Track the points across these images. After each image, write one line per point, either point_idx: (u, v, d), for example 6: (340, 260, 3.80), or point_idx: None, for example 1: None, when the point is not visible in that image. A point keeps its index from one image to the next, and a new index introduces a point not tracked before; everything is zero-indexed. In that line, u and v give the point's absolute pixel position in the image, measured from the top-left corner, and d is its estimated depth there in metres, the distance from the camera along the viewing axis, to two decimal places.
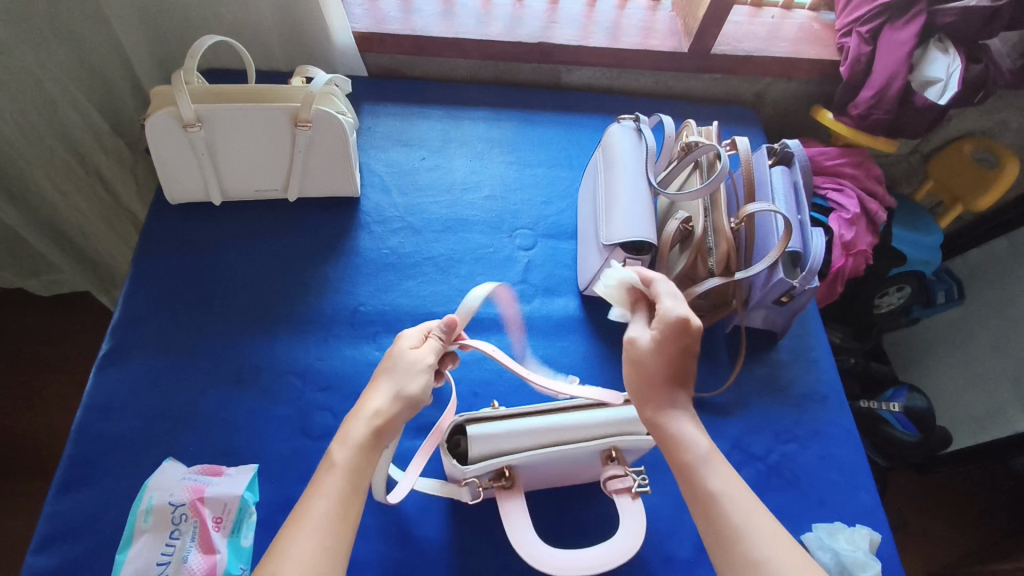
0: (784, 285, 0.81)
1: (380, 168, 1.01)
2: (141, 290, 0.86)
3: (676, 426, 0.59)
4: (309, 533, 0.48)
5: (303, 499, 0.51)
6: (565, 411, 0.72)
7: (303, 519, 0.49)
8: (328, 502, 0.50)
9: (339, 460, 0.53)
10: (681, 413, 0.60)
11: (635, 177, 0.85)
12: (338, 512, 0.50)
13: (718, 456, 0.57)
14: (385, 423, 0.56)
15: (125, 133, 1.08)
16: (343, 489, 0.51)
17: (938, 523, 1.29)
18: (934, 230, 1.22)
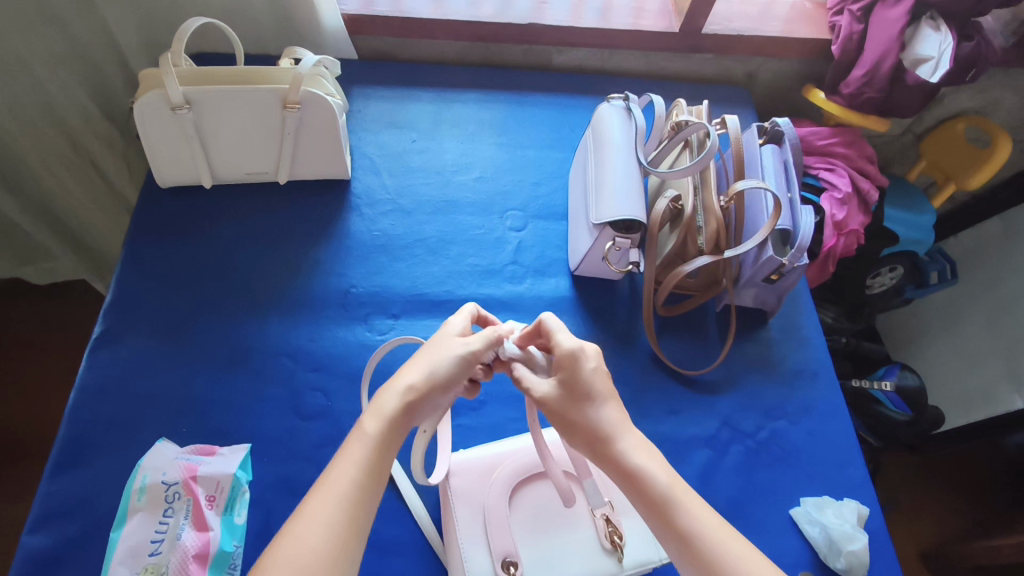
0: (774, 263, 0.81)
1: (370, 151, 1.01)
2: (132, 274, 0.86)
3: (633, 461, 0.55)
4: (336, 499, 0.49)
5: (330, 462, 0.52)
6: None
7: (329, 483, 0.50)
8: (354, 469, 0.51)
9: (369, 429, 0.53)
10: (632, 444, 0.56)
11: (625, 156, 0.85)
12: (363, 480, 0.50)
13: (680, 485, 0.54)
14: (416, 399, 0.55)
15: (116, 117, 1.07)
16: (369, 457, 0.52)
17: (930, 502, 1.30)
18: (926, 210, 1.22)
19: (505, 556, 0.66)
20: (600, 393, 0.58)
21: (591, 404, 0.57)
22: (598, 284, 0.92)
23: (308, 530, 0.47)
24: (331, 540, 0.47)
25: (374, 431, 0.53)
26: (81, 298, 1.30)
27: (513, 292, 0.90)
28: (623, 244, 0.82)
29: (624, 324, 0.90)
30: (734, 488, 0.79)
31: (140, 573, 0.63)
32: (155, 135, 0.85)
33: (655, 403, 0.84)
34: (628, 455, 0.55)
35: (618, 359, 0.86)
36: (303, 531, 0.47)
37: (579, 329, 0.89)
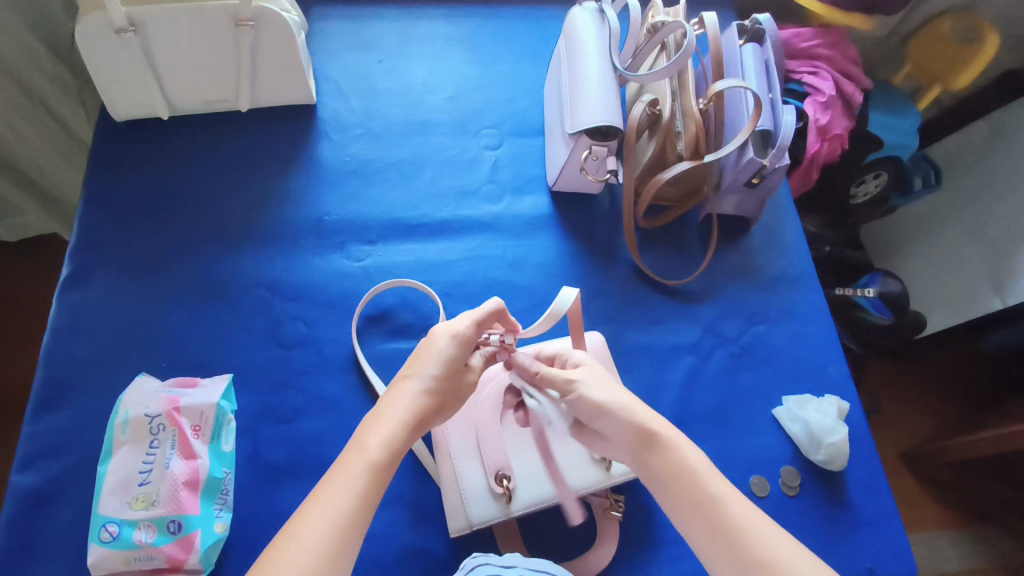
0: (754, 165, 0.80)
1: (334, 74, 0.96)
2: (95, 213, 0.83)
3: (678, 450, 0.54)
4: (330, 524, 0.46)
5: (326, 482, 0.49)
6: (580, 486, 0.67)
7: (325, 507, 0.47)
8: (352, 497, 0.48)
9: (372, 452, 0.51)
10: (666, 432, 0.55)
11: (600, 62, 0.82)
12: (358, 510, 0.48)
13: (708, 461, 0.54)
14: (422, 420, 0.55)
15: (65, 56, 0.99)
16: (368, 485, 0.49)
17: (912, 405, 1.33)
18: (911, 113, 1.20)
19: (498, 469, 0.66)
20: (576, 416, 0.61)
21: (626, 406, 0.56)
22: (578, 199, 0.91)
23: (300, 559, 0.44)
24: (323, 566, 0.44)
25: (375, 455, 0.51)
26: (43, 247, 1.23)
27: (492, 212, 0.88)
28: (599, 152, 0.80)
29: (606, 238, 0.88)
30: (718, 392, 0.80)
31: (131, 503, 0.63)
32: (103, 64, 0.79)
33: (638, 315, 0.84)
34: (672, 445, 0.54)
35: (600, 274, 0.86)
36: (294, 559, 0.44)
37: (559, 245, 0.87)
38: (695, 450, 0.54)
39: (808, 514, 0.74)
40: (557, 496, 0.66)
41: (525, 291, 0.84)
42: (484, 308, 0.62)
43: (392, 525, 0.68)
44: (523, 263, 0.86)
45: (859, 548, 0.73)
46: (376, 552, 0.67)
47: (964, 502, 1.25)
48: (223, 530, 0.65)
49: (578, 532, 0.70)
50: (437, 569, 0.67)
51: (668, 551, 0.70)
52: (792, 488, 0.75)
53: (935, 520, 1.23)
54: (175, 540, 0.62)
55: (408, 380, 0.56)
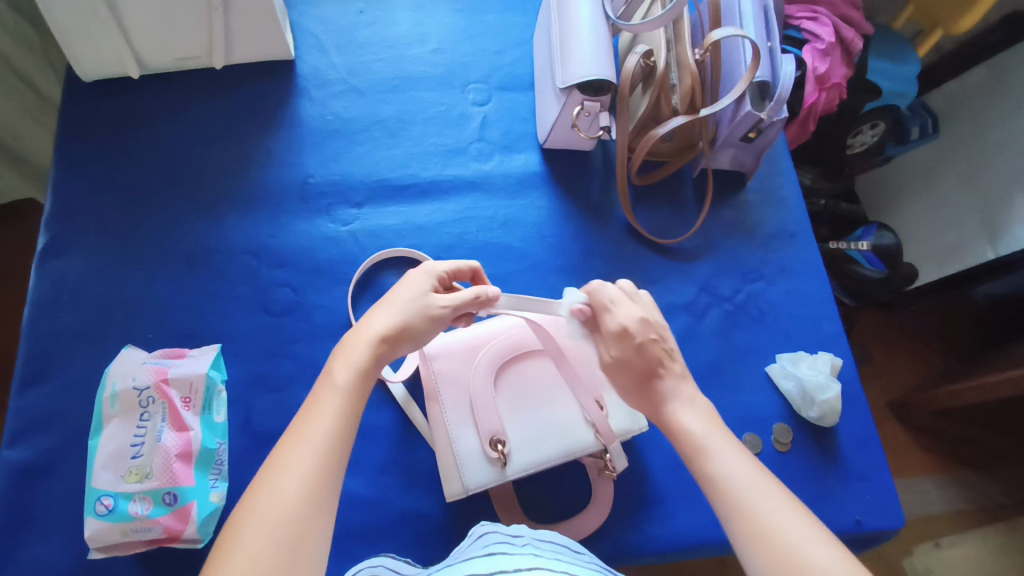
0: (751, 119, 0.77)
1: (313, 27, 0.91)
2: (68, 178, 0.79)
3: (712, 462, 0.50)
4: (307, 449, 0.45)
5: (298, 422, 0.47)
6: (578, 448, 0.66)
7: (302, 435, 0.46)
8: (327, 421, 0.47)
9: (340, 380, 0.50)
10: (680, 401, 0.55)
11: (592, 10, 0.77)
12: (337, 433, 0.47)
13: (722, 436, 0.52)
14: (388, 347, 0.53)
15: (29, 14, 0.91)
16: (341, 411, 0.48)
17: (903, 355, 1.34)
18: (911, 59, 1.16)
19: (492, 434, 0.65)
20: (654, 361, 0.57)
21: (664, 399, 0.55)
22: (570, 157, 0.88)
23: (280, 489, 0.43)
24: (304, 487, 0.43)
25: (345, 380, 0.50)
26: (13, 211, 1.16)
27: (482, 172, 0.86)
28: (592, 108, 0.77)
29: (599, 196, 0.86)
30: (712, 350, 0.80)
31: (125, 475, 0.63)
32: (65, 22, 0.75)
33: (633, 275, 0.83)
34: (703, 456, 0.51)
35: (593, 233, 0.84)
36: (274, 485, 0.43)
37: (552, 204, 0.85)
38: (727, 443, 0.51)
39: (799, 470, 0.75)
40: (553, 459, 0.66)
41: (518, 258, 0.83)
42: (460, 264, 0.64)
43: (388, 491, 0.69)
44: (515, 223, 0.84)
45: (849, 500, 0.74)
46: (372, 515, 0.68)
47: (949, 448, 1.28)
48: (219, 499, 0.65)
49: (573, 490, 0.71)
50: (433, 531, 0.68)
51: (662, 508, 0.71)
52: (784, 444, 0.76)
53: (921, 466, 1.26)
54: (171, 512, 0.62)
55: (376, 313, 0.55)
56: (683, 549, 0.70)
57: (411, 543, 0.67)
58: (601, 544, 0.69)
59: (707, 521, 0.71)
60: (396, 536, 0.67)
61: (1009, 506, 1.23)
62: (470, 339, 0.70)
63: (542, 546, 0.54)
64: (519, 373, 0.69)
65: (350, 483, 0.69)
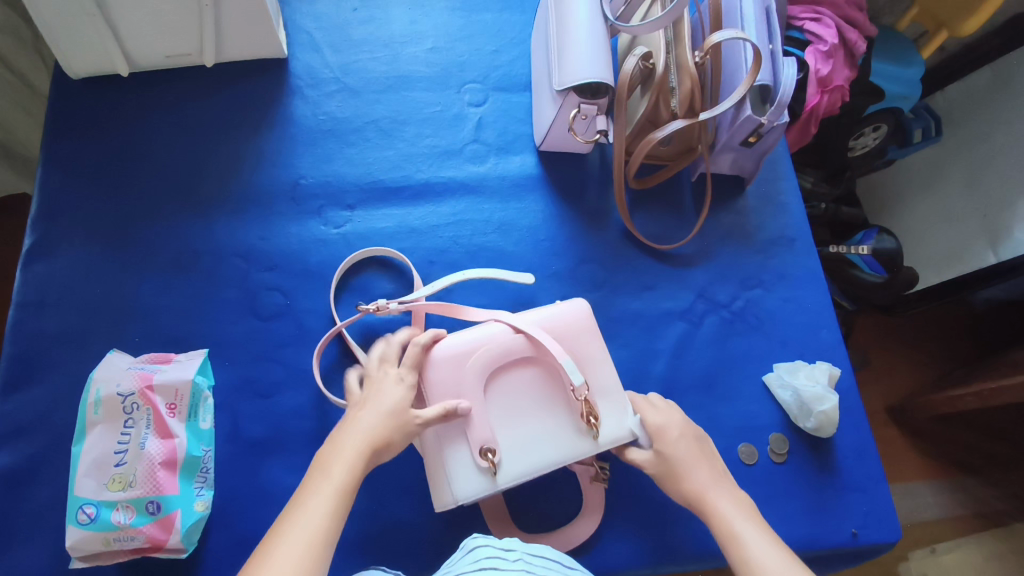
0: (751, 124, 0.76)
1: (307, 24, 0.89)
2: (56, 177, 0.78)
3: (747, 549, 0.58)
4: (301, 537, 0.49)
5: (294, 504, 0.52)
6: (573, 457, 0.65)
7: (297, 522, 0.50)
8: (320, 514, 0.51)
9: (335, 474, 0.54)
10: (721, 491, 0.62)
11: (591, 10, 0.76)
12: (328, 524, 0.51)
13: (756, 524, 0.60)
14: (376, 451, 0.57)
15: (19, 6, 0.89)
16: (336, 504, 0.52)
17: (903, 359, 1.33)
18: (915, 62, 1.15)
19: (483, 444, 0.64)
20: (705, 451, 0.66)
21: (705, 491, 0.62)
22: (567, 158, 0.86)
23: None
24: (296, 574, 0.47)
25: (339, 475, 0.54)
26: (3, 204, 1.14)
27: (477, 174, 0.84)
28: (589, 111, 0.75)
29: (596, 200, 0.85)
30: (709, 358, 0.79)
31: (108, 483, 0.62)
32: (53, 19, 0.73)
33: (629, 281, 0.81)
34: (741, 548, 0.58)
35: (590, 238, 0.83)
36: (271, 570, 0.47)
37: (548, 208, 0.84)
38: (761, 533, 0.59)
39: (795, 481, 0.74)
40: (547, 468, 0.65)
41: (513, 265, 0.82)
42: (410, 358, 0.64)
43: (378, 499, 0.68)
44: (510, 227, 0.82)
45: (844, 512, 0.73)
46: (360, 524, 0.67)
47: (947, 454, 1.26)
48: (205, 508, 0.64)
49: (565, 498, 0.70)
50: (422, 541, 0.67)
51: (654, 519, 0.70)
52: (780, 455, 0.75)
53: (918, 471, 1.25)
54: (155, 521, 0.61)
55: (359, 419, 0.59)
56: (676, 561, 0.69)
57: (400, 552, 0.66)
58: (591, 555, 0.68)
59: (701, 532, 0.70)
60: (383, 546, 0.66)
61: (1006, 513, 1.22)
62: (454, 342, 0.67)
63: (534, 562, 0.53)
64: (510, 379, 0.67)
65: None
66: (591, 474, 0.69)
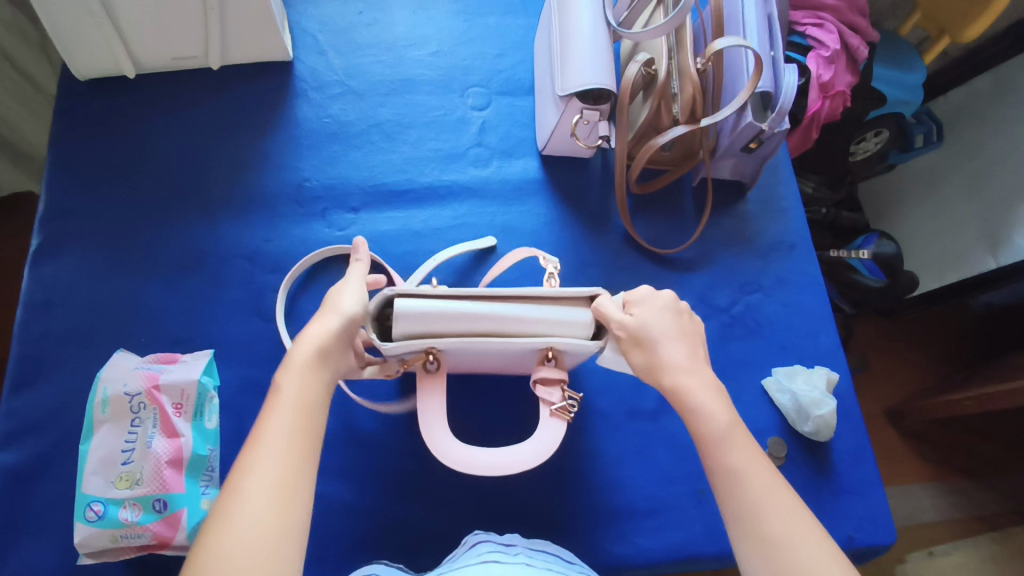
0: (752, 129, 0.76)
1: (313, 27, 0.90)
2: (63, 178, 0.79)
3: (727, 454, 0.51)
4: (273, 456, 0.47)
5: (256, 430, 0.49)
6: (537, 310, 0.58)
7: (264, 444, 0.48)
8: (283, 431, 0.48)
9: (287, 389, 0.51)
10: (693, 376, 0.55)
11: (594, 17, 0.76)
12: (299, 440, 0.49)
13: (741, 429, 0.53)
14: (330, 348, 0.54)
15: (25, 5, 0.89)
16: (298, 418, 0.49)
17: (902, 363, 1.34)
18: (917, 67, 1.15)
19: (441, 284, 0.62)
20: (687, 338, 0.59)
21: (671, 369, 0.55)
22: (569, 163, 0.87)
23: (247, 503, 0.44)
24: (274, 496, 0.45)
25: (291, 387, 0.51)
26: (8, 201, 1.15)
27: (480, 178, 0.85)
28: (591, 117, 0.76)
29: (597, 204, 0.86)
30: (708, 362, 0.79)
31: (116, 481, 0.63)
32: (61, 21, 0.74)
33: (630, 284, 0.82)
34: (719, 446, 0.52)
35: (591, 242, 0.84)
36: (244, 497, 0.45)
37: (550, 212, 0.84)
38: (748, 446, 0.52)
39: (791, 483, 0.75)
40: (504, 315, 0.58)
41: (491, 240, 0.79)
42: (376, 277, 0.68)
43: (381, 499, 0.69)
44: (511, 231, 0.83)
45: (841, 515, 0.74)
46: (363, 524, 0.68)
47: (945, 458, 1.27)
48: (210, 506, 0.65)
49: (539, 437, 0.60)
50: (423, 540, 0.68)
51: (652, 520, 0.71)
52: (778, 458, 0.75)
53: (916, 473, 1.26)
54: (161, 518, 0.62)
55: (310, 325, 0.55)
56: (674, 562, 0.70)
57: (402, 552, 0.67)
58: (590, 556, 0.69)
59: (698, 534, 0.71)
60: (385, 545, 0.67)
61: (1004, 516, 1.22)
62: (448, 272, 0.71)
63: (534, 556, 0.56)
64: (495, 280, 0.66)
65: (342, 491, 0.68)
66: (552, 408, 0.62)
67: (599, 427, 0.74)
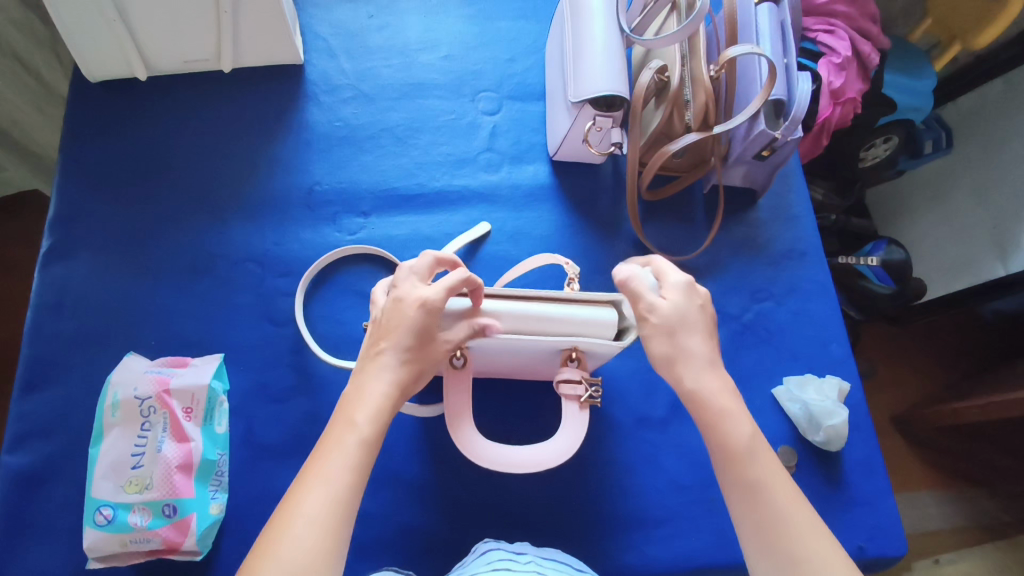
0: (765, 137, 0.76)
1: (324, 31, 0.90)
2: (74, 180, 0.79)
3: (740, 457, 0.51)
4: (326, 495, 0.45)
5: (316, 460, 0.48)
6: (566, 306, 0.61)
7: (320, 479, 0.46)
8: (345, 471, 0.47)
9: (361, 425, 0.50)
10: (707, 374, 0.53)
11: (607, 24, 0.76)
12: (353, 483, 0.47)
13: (756, 431, 0.52)
14: (402, 390, 0.53)
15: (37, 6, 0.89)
16: (360, 457, 0.48)
17: (909, 370, 1.33)
18: (928, 74, 1.15)
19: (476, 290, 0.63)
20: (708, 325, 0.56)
21: (684, 368, 0.54)
22: (580, 168, 0.87)
23: (292, 543, 0.43)
24: (320, 540, 0.44)
25: (364, 424, 0.50)
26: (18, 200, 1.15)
27: (490, 183, 0.85)
28: (604, 123, 0.76)
29: (608, 210, 0.85)
30: None
31: (125, 485, 0.63)
32: (72, 23, 0.74)
33: None
34: (732, 450, 0.51)
35: (602, 248, 0.83)
36: (292, 534, 0.43)
37: (560, 217, 0.84)
38: (762, 448, 0.51)
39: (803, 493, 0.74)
40: (533, 315, 0.60)
41: (485, 227, 0.81)
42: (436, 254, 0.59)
43: (391, 505, 0.69)
44: (522, 236, 0.83)
45: (852, 526, 0.74)
46: (372, 530, 0.67)
47: (953, 465, 1.27)
48: (219, 510, 0.65)
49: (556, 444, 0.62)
50: (433, 547, 0.67)
51: (662, 529, 0.71)
52: (789, 467, 0.75)
53: (924, 481, 1.25)
54: (171, 523, 0.63)
55: (385, 356, 0.53)
56: (684, 572, 0.70)
57: (412, 559, 0.67)
58: (599, 564, 0.68)
59: (709, 543, 0.71)
60: (394, 552, 0.67)
61: (1011, 525, 1.22)
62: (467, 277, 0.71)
63: (544, 564, 0.55)
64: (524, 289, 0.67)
65: None
66: (580, 401, 0.63)
67: (608, 435, 0.74)
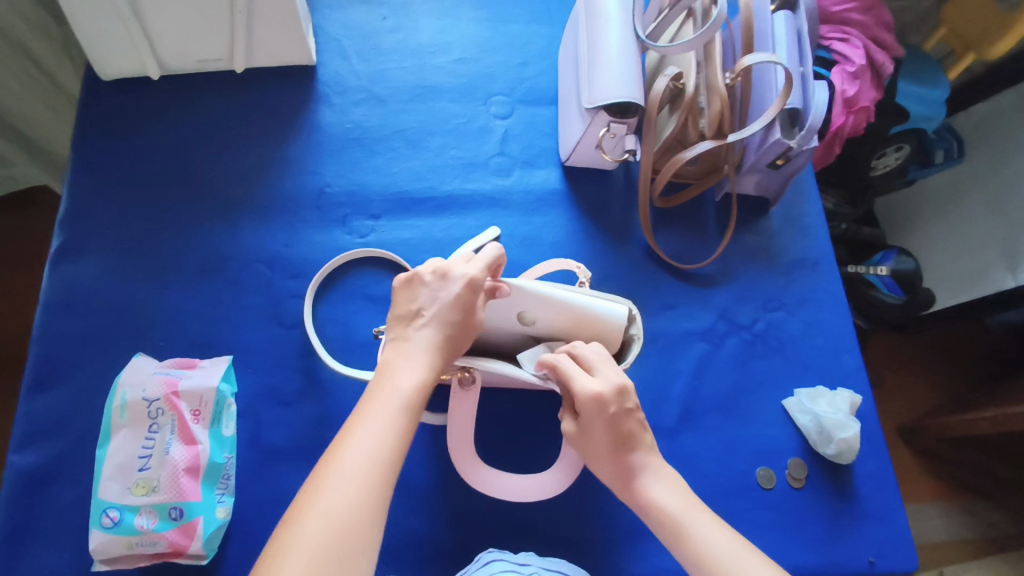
0: (780, 146, 0.75)
1: (336, 32, 0.90)
2: (85, 178, 0.79)
3: (691, 535, 0.52)
4: (369, 451, 0.46)
5: (359, 416, 0.49)
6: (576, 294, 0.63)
7: (362, 434, 0.47)
8: (387, 434, 0.48)
9: (404, 388, 0.50)
10: (650, 473, 0.55)
11: (622, 29, 0.76)
12: (397, 445, 0.48)
13: (692, 505, 0.54)
14: (440, 358, 0.54)
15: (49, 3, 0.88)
16: (403, 423, 0.49)
17: (915, 380, 1.32)
18: (941, 84, 1.14)
19: None
20: (629, 433, 0.55)
21: (632, 473, 0.55)
22: (591, 175, 0.86)
23: (334, 496, 0.44)
24: (363, 497, 0.44)
25: (407, 386, 0.51)
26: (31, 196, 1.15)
27: (501, 188, 0.84)
28: (618, 130, 0.75)
29: (619, 217, 0.85)
30: (729, 380, 0.79)
31: (132, 488, 0.62)
32: (87, 21, 0.74)
33: (653, 299, 0.81)
34: (678, 531, 0.53)
35: (613, 255, 0.83)
36: (334, 488, 0.44)
37: (571, 223, 0.84)
38: (704, 517, 0.53)
39: (813, 505, 0.74)
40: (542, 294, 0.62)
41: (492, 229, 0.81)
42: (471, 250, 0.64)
43: (397, 511, 0.68)
44: (533, 241, 0.82)
45: (862, 540, 0.73)
46: None
47: (958, 477, 1.26)
48: (225, 514, 0.65)
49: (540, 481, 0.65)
50: (440, 554, 0.67)
51: None
52: (799, 480, 0.74)
53: (930, 492, 1.24)
54: (177, 526, 0.62)
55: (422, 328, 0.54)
56: None
57: (419, 565, 0.66)
58: None
59: None
60: (400, 558, 0.66)
61: (1017, 538, 1.21)
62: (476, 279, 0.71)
63: None
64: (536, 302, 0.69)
65: None
66: None
67: None
